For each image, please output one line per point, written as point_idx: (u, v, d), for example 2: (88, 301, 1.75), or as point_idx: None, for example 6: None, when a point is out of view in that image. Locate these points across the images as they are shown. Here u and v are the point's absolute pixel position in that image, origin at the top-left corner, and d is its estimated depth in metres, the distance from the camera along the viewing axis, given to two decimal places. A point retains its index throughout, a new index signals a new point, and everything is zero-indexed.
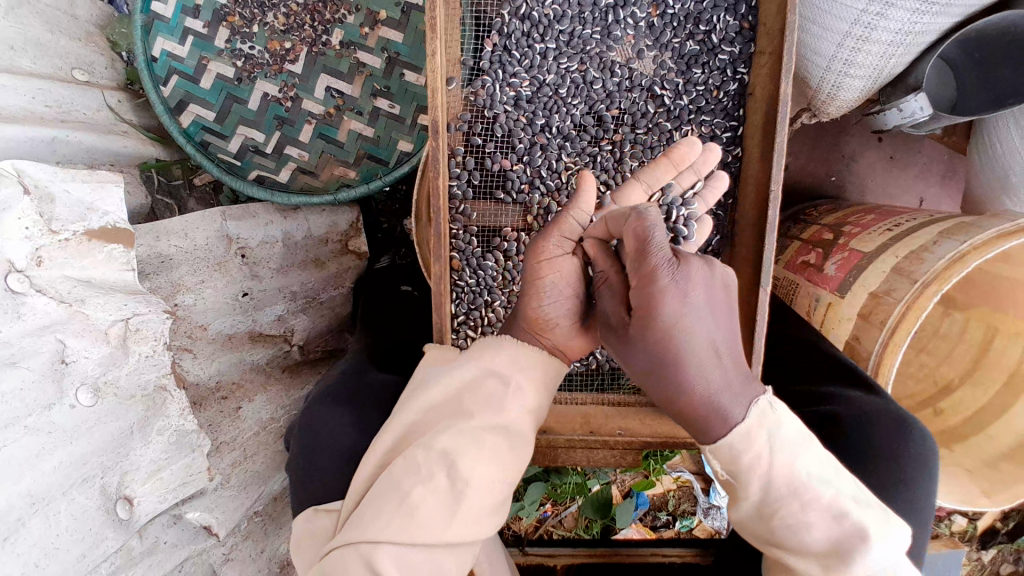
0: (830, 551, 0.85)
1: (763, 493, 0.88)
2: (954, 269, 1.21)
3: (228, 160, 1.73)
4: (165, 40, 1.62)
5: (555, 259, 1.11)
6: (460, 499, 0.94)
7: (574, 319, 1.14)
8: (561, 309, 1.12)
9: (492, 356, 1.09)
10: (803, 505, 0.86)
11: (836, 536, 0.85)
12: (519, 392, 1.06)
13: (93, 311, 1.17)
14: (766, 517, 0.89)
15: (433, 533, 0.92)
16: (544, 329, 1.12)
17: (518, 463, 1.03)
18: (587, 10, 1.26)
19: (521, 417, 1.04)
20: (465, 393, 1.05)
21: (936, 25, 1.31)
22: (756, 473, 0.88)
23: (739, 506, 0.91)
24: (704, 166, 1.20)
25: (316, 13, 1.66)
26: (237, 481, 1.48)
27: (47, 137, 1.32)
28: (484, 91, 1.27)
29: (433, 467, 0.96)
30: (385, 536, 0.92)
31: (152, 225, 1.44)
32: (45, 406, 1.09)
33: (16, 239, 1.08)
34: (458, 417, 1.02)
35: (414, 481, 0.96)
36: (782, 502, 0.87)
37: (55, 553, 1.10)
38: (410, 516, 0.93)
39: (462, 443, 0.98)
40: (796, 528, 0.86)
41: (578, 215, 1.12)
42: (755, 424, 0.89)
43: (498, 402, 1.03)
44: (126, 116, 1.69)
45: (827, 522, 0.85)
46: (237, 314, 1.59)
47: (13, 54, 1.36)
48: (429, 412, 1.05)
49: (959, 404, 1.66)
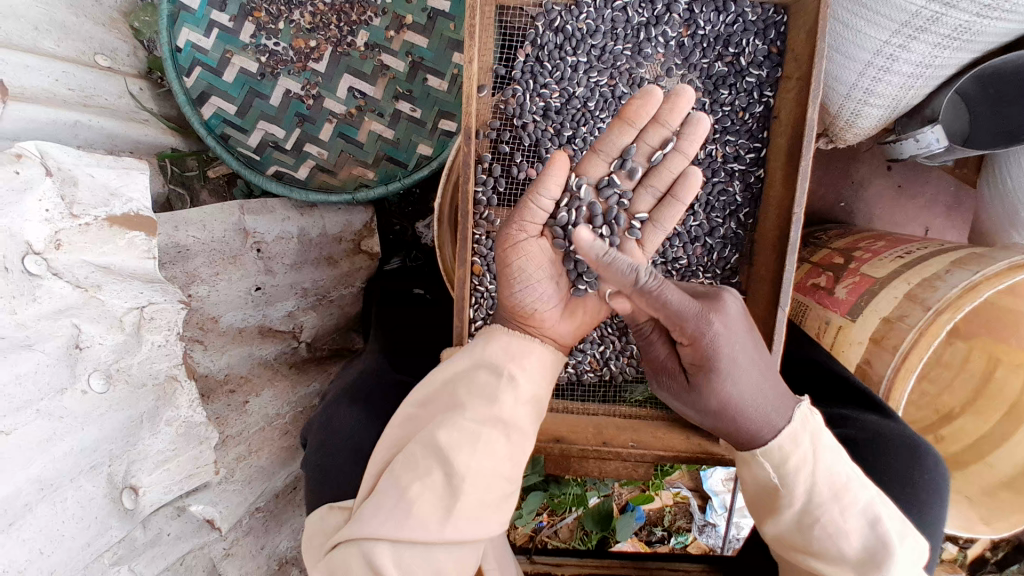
0: (863, 558, 0.92)
1: (807, 500, 0.96)
2: (966, 298, 1.24)
3: (248, 154, 1.72)
4: (190, 31, 1.62)
5: (519, 245, 1.16)
6: (455, 495, 0.95)
7: (551, 304, 1.18)
8: (536, 295, 1.16)
9: (486, 346, 1.10)
10: (843, 512, 0.94)
11: (870, 541, 0.92)
12: (512, 383, 1.05)
13: (110, 297, 1.19)
14: (806, 524, 0.96)
15: (429, 530, 0.92)
16: (526, 318, 1.15)
17: (515, 457, 1.02)
18: (620, 26, 1.23)
19: (517, 411, 1.03)
20: (460, 385, 1.05)
21: (955, 60, 1.34)
22: (801, 478, 0.96)
23: (778, 518, 0.99)
24: (671, 115, 1.15)
25: (343, 14, 1.68)
26: (242, 475, 1.48)
27: (70, 122, 1.31)
28: (514, 101, 1.25)
29: (430, 464, 0.97)
30: (382, 532, 0.92)
31: (171, 215, 1.45)
32: (57, 391, 1.09)
33: (35, 221, 1.07)
34: (451, 410, 1.02)
35: (412, 477, 0.96)
36: (820, 511, 0.95)
37: (61, 540, 1.10)
38: (406, 512, 0.93)
39: (456, 439, 0.97)
40: (835, 534, 0.93)
41: (538, 200, 1.13)
42: (799, 428, 1.00)
43: (491, 395, 1.03)
44: (147, 105, 1.67)
45: (864, 528, 0.93)
46: (248, 308, 1.59)
47: (36, 35, 1.34)
48: (422, 406, 1.06)
49: (960, 432, 1.70)
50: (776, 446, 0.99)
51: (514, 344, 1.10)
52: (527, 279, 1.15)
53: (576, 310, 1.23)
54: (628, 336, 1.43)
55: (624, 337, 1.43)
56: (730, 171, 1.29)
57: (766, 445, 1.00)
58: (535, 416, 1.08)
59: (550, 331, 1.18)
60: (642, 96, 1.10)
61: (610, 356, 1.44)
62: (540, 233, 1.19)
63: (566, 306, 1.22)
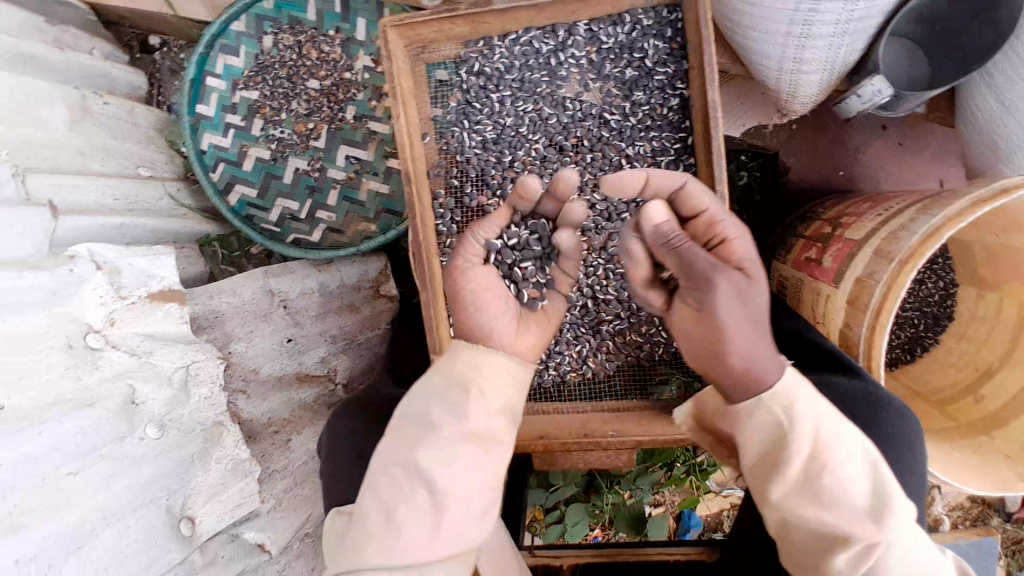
0: (871, 504, 0.96)
1: (808, 458, 0.99)
2: (927, 245, 1.22)
3: (270, 228, 1.99)
4: (211, 135, 1.94)
5: (465, 272, 1.27)
6: (440, 511, 1.06)
7: (509, 328, 1.26)
8: (492, 320, 1.25)
9: (453, 362, 1.19)
10: (847, 466, 0.98)
11: (875, 492, 0.97)
12: (480, 398, 1.14)
13: (160, 360, 1.44)
14: (810, 480, 0.99)
15: (420, 542, 1.05)
16: (486, 337, 1.22)
17: (488, 467, 1.13)
18: (531, 58, 1.36)
19: (488, 420, 1.14)
20: (432, 409, 1.13)
21: (877, 7, 1.32)
22: (803, 424, 1.00)
23: (786, 470, 0.99)
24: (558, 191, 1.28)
25: (332, 95, 1.95)
26: (287, 503, 1.70)
27: (115, 225, 1.58)
28: (454, 140, 1.42)
29: (414, 484, 1.08)
30: (377, 556, 1.04)
31: (208, 285, 1.70)
32: (121, 437, 1.34)
33: (94, 306, 1.35)
34: (425, 429, 1.11)
35: (398, 499, 1.07)
36: (824, 456, 0.98)
37: (125, 559, 1.28)
38: (396, 536, 1.05)
39: (434, 455, 1.07)
40: (843, 481, 0.97)
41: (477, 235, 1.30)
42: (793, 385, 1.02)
43: (460, 410, 1.12)
44: (184, 202, 1.99)
45: (867, 476, 0.98)
46: (284, 358, 1.83)
47: (82, 159, 1.62)
48: (397, 426, 1.15)
49: (999, 388, 1.55)
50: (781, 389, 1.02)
51: (479, 355, 1.19)
52: (483, 303, 1.25)
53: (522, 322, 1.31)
54: (602, 331, 1.51)
55: (598, 334, 1.51)
56: (658, 164, 1.36)
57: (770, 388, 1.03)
58: (507, 419, 1.18)
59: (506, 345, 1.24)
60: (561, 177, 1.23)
61: (589, 353, 1.51)
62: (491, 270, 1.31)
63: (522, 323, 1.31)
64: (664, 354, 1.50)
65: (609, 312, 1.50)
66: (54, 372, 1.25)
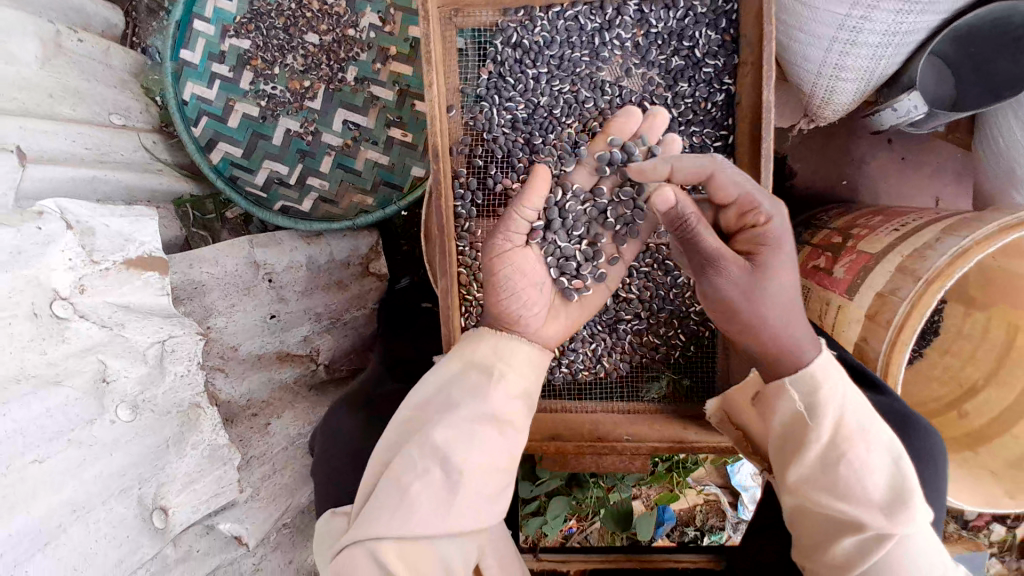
0: (889, 497, 0.93)
1: (831, 440, 0.97)
2: (956, 266, 1.22)
3: (256, 192, 1.84)
4: (194, 84, 1.77)
5: (503, 255, 1.17)
6: (455, 491, 0.98)
7: (535, 313, 1.18)
8: (521, 304, 1.17)
9: (474, 348, 1.11)
10: (869, 452, 0.95)
11: (895, 483, 0.94)
12: (502, 380, 1.07)
13: (133, 334, 1.25)
14: (830, 465, 0.96)
15: (432, 523, 0.96)
16: (512, 323, 1.15)
17: (510, 449, 1.05)
18: (574, 34, 1.30)
19: (510, 406, 1.06)
20: (451, 385, 1.06)
21: (923, 23, 1.31)
22: (830, 413, 0.97)
23: (804, 454, 0.99)
24: (650, 132, 1.25)
25: (332, 52, 1.78)
26: (265, 493, 1.54)
27: (88, 177, 1.41)
28: (482, 116, 1.34)
29: (428, 462, 0.99)
30: (386, 531, 0.95)
31: (187, 253, 1.54)
32: (89, 420, 1.16)
33: (60, 270, 1.14)
34: (447, 410, 1.03)
35: (411, 477, 0.98)
36: (848, 446, 0.95)
37: (93, 557, 1.14)
38: (407, 511, 0.96)
39: (451, 437, 1.00)
40: (862, 473, 0.94)
41: (523, 211, 1.17)
42: (825, 367, 1.01)
43: (481, 391, 1.05)
44: (160, 156, 1.82)
45: (888, 468, 0.95)
46: (265, 335, 1.69)
47: (52, 102, 1.45)
48: (418, 407, 1.06)
49: (983, 406, 1.58)
50: (809, 370, 1.00)
51: (503, 345, 1.11)
52: (513, 286, 1.16)
53: (554, 312, 1.23)
54: (619, 330, 1.46)
55: (614, 333, 1.47)
56: None
57: (799, 371, 1.01)
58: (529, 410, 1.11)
59: (533, 336, 1.17)
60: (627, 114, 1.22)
61: (603, 352, 1.47)
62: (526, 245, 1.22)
63: (549, 312, 1.23)
64: (678, 358, 1.47)
65: (628, 312, 1.45)
66: (16, 345, 1.05)
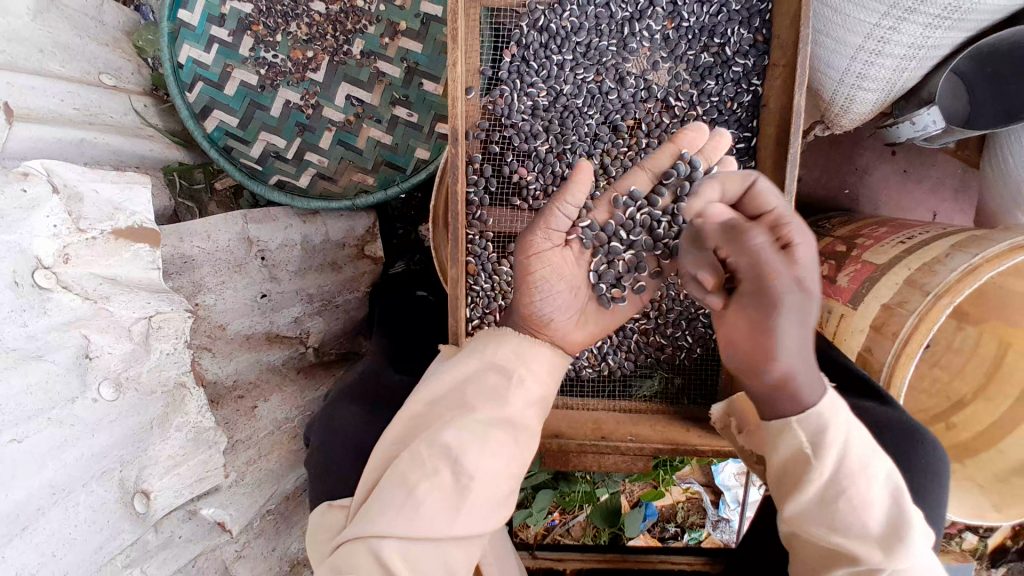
0: (889, 534, 0.87)
1: (833, 474, 0.89)
2: (965, 282, 1.22)
3: (250, 165, 1.76)
4: (191, 47, 1.67)
5: (543, 254, 1.15)
6: (465, 495, 0.93)
7: (566, 315, 1.17)
8: (553, 306, 1.15)
9: (495, 349, 1.08)
10: (869, 486, 0.88)
11: (896, 519, 0.87)
12: (521, 385, 1.04)
13: (118, 309, 1.11)
14: (828, 499, 0.89)
15: (438, 526, 0.91)
16: (540, 326, 1.13)
17: (523, 458, 1.02)
18: (603, 23, 1.34)
19: (525, 412, 1.03)
20: (467, 385, 1.03)
21: (949, 40, 1.36)
22: (831, 451, 0.89)
23: (802, 489, 0.91)
24: (712, 153, 1.21)
25: (339, 23, 1.71)
26: (251, 477, 1.45)
27: (75, 139, 1.32)
28: (502, 101, 1.35)
29: (438, 462, 0.95)
30: (390, 529, 0.91)
31: (175, 226, 1.46)
32: (68, 400, 1.04)
33: (44, 236, 1.02)
34: (460, 411, 1.00)
35: (420, 476, 0.94)
36: (848, 481, 0.88)
37: (74, 543, 1.06)
38: (414, 510, 0.91)
39: (464, 438, 0.96)
40: (863, 509, 0.87)
41: (563, 209, 1.14)
42: (832, 402, 0.92)
43: (499, 395, 1.02)
44: (152, 121, 1.73)
45: (889, 503, 0.88)
46: (255, 315, 1.61)
47: (42, 57, 1.37)
48: (430, 405, 1.03)
49: (972, 418, 1.60)
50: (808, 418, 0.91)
51: (523, 347, 1.08)
52: (550, 288, 1.14)
53: (584, 317, 1.21)
54: (624, 329, 1.45)
55: (621, 331, 1.45)
56: None
57: (805, 411, 0.91)
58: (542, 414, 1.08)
59: (561, 341, 1.16)
60: (697, 130, 1.16)
61: (608, 351, 1.46)
62: (565, 243, 1.20)
63: (578, 316, 1.20)
64: (683, 360, 1.45)
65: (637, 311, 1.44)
66: None
